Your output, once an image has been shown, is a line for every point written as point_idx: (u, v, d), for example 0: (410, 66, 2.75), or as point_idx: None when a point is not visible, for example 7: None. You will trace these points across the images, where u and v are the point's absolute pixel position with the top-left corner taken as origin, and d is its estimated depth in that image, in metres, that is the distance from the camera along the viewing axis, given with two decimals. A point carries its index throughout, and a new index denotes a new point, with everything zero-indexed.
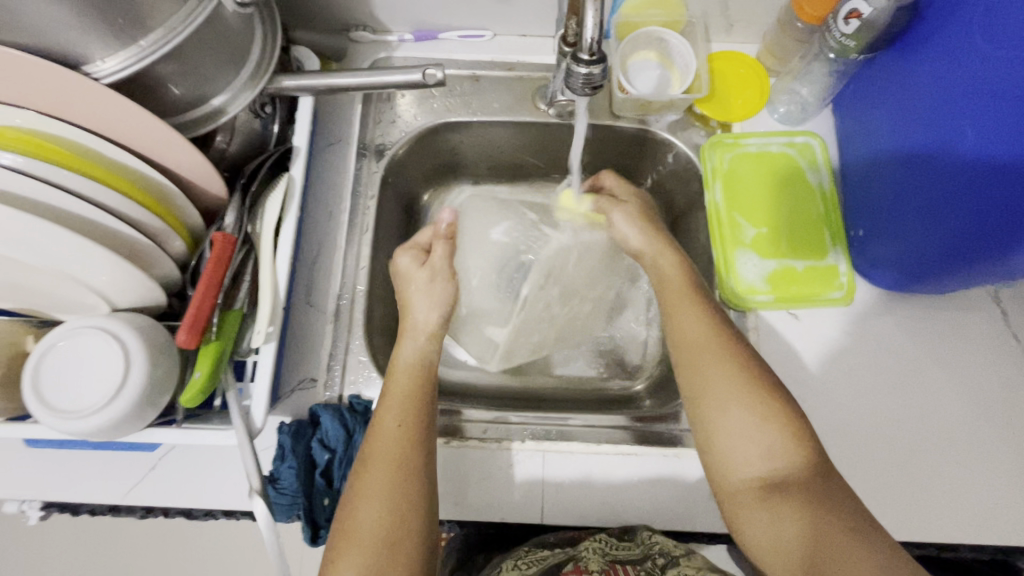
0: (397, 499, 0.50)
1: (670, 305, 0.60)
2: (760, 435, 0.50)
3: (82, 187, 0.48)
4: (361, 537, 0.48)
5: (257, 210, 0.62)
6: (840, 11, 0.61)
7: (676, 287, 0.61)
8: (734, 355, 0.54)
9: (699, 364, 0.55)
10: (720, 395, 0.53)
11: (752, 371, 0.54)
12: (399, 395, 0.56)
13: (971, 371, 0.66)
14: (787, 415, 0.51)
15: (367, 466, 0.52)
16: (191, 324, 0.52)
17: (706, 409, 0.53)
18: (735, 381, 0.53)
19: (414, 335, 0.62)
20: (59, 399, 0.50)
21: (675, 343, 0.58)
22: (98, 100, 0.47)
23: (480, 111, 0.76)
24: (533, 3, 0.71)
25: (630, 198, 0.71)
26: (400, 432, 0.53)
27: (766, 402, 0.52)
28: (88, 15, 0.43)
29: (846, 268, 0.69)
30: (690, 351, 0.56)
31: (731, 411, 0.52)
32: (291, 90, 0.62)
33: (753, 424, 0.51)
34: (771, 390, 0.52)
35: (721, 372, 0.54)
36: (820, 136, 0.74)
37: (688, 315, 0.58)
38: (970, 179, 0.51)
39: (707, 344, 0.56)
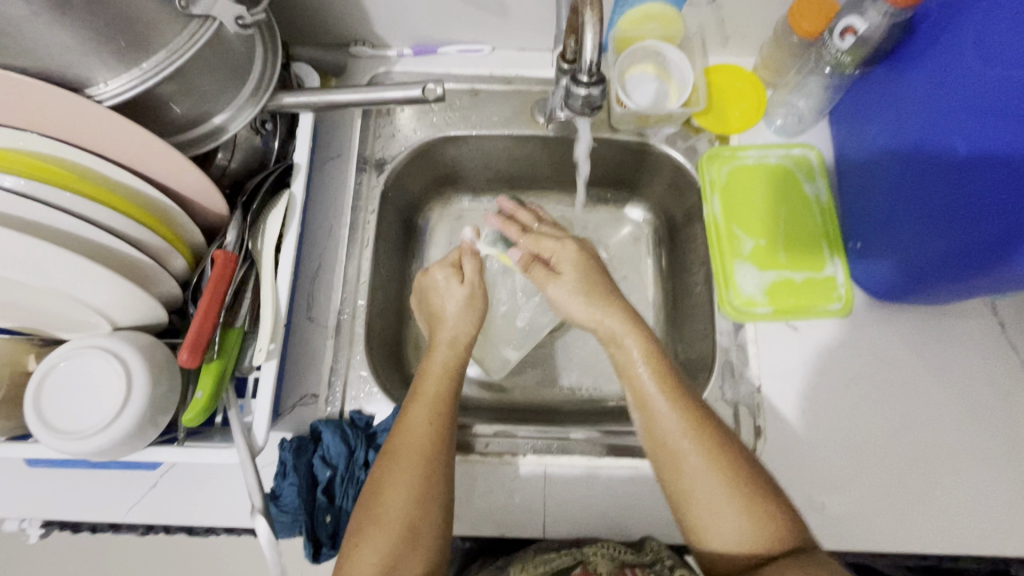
0: (420, 491, 0.50)
1: (640, 398, 0.55)
2: (748, 532, 0.48)
3: (84, 209, 0.48)
4: (384, 523, 0.49)
5: (258, 227, 0.62)
6: (836, 26, 0.62)
7: (645, 376, 0.56)
8: (716, 446, 0.51)
9: (680, 467, 0.51)
10: (707, 499, 0.50)
11: (732, 458, 0.51)
12: (430, 396, 0.56)
13: (969, 381, 0.66)
14: (771, 506, 0.49)
15: (394, 456, 0.52)
16: (193, 343, 0.52)
17: (693, 511, 0.50)
18: (722, 480, 0.50)
19: (446, 343, 0.61)
20: (60, 420, 0.50)
21: (649, 440, 0.54)
22: (100, 122, 0.48)
23: (479, 126, 0.76)
24: (531, 19, 0.72)
25: (569, 267, 0.64)
26: (428, 430, 0.53)
27: (748, 496, 0.49)
28: (91, 40, 0.43)
29: (844, 280, 0.69)
30: (665, 448, 0.52)
31: (720, 513, 0.49)
32: (291, 107, 0.63)
33: (739, 522, 0.48)
34: (752, 479, 0.50)
35: (703, 470, 0.50)
36: (816, 148, 0.74)
37: (660, 407, 0.53)
38: (966, 189, 0.52)
39: (684, 439, 0.51)
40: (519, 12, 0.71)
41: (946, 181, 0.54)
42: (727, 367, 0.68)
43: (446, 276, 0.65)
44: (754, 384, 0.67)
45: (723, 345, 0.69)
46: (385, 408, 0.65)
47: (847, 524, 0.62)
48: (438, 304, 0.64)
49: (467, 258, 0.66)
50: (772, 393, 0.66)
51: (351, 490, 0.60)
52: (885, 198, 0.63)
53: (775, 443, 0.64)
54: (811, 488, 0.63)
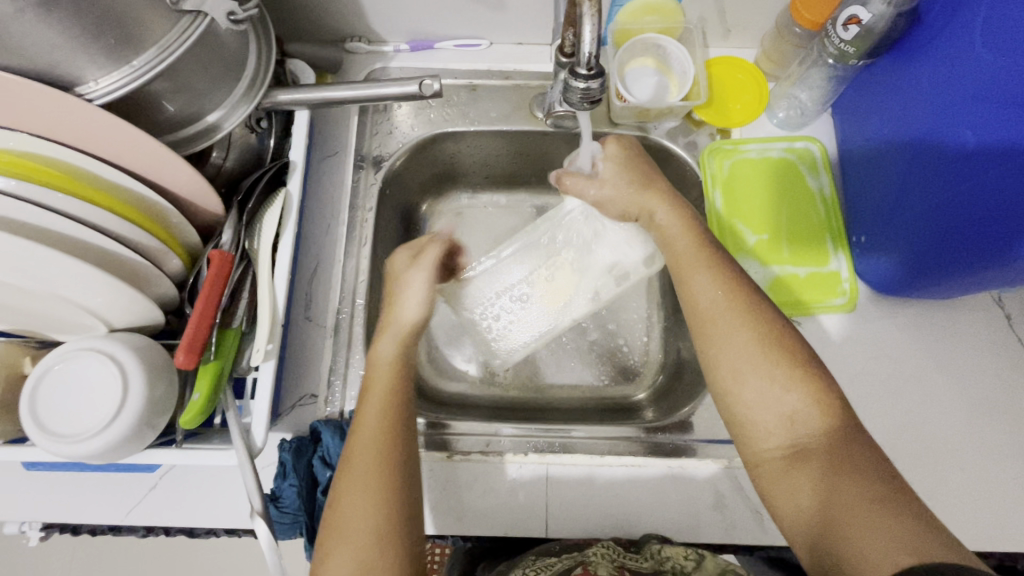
0: (379, 493, 0.48)
1: (680, 269, 0.58)
2: (782, 403, 0.49)
3: (77, 209, 0.47)
4: (345, 535, 0.46)
5: (254, 226, 0.61)
6: (838, 16, 0.61)
7: (686, 248, 0.59)
8: (755, 315, 0.53)
9: (715, 327, 0.54)
10: (738, 361, 0.51)
11: (775, 334, 0.52)
12: (379, 390, 0.54)
13: (975, 375, 0.66)
14: (814, 381, 0.49)
15: (349, 458, 0.50)
16: (189, 345, 0.51)
17: (724, 378, 0.52)
18: (757, 346, 0.51)
19: (398, 336, 0.60)
20: (58, 424, 0.50)
21: (688, 311, 0.56)
22: (93, 122, 0.47)
23: (477, 121, 0.75)
24: (528, 12, 0.70)
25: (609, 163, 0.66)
26: (380, 426, 0.52)
27: (786, 364, 0.50)
28: (80, 38, 0.43)
29: (848, 274, 0.68)
30: (704, 317, 0.55)
31: (753, 381, 0.50)
32: (287, 105, 0.62)
33: (774, 392, 0.49)
34: (795, 354, 0.51)
35: (742, 340, 0.52)
36: (819, 141, 0.73)
37: (699, 278, 0.56)
38: (976, 183, 0.51)
39: (723, 310, 0.54)
40: (517, 6, 0.70)
41: (953, 175, 0.53)
42: None
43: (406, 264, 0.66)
44: None
45: None
46: None
47: None
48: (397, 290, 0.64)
49: (432, 247, 0.67)
50: None
51: None
52: (888, 192, 0.62)
53: None
54: None
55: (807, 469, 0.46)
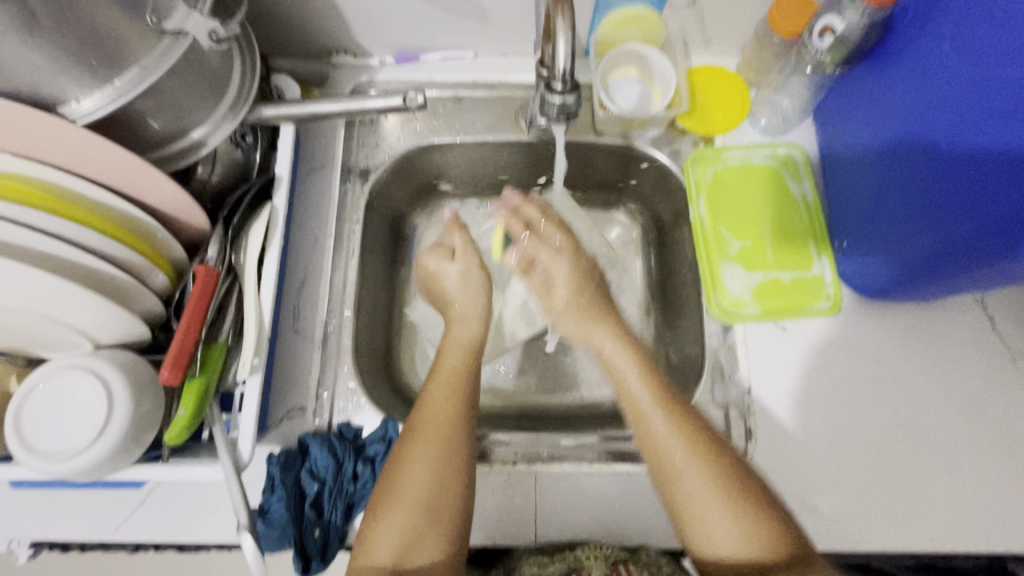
0: (439, 467, 0.52)
1: (633, 405, 0.56)
2: (753, 544, 0.48)
3: (60, 228, 0.48)
4: (403, 502, 0.50)
5: (240, 240, 0.61)
6: (814, 26, 0.62)
7: (637, 385, 0.56)
8: (713, 457, 0.51)
9: (674, 475, 0.51)
10: (700, 508, 0.49)
11: (722, 468, 0.50)
12: (449, 371, 0.58)
13: (960, 375, 0.66)
14: (764, 521, 0.48)
15: (415, 430, 0.54)
16: (174, 361, 0.51)
17: (691, 525, 0.50)
18: (715, 493, 0.49)
19: (463, 318, 0.65)
20: (44, 442, 0.50)
21: (646, 455, 0.54)
22: (76, 142, 0.47)
23: (463, 132, 0.76)
24: (512, 24, 0.71)
25: (564, 276, 0.67)
26: (448, 402, 0.56)
27: (741, 505, 0.49)
28: (62, 60, 0.43)
29: (832, 278, 0.69)
30: (660, 457, 0.52)
31: (719, 524, 0.49)
32: (272, 119, 0.63)
33: (740, 535, 0.48)
34: (744, 487, 0.50)
35: (701, 484, 0.50)
36: (801, 146, 0.74)
37: (656, 424, 0.53)
38: (951, 187, 0.51)
39: (682, 459, 0.51)
40: (500, 19, 0.71)
41: (933, 179, 0.53)
42: (717, 368, 0.68)
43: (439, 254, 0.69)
44: (744, 384, 0.66)
45: (712, 346, 0.69)
46: (374, 419, 0.65)
47: (842, 522, 0.61)
48: (443, 284, 0.68)
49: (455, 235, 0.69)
50: (762, 393, 0.66)
51: (339, 503, 0.59)
52: (868, 193, 0.63)
53: (767, 443, 0.64)
54: (805, 489, 0.62)
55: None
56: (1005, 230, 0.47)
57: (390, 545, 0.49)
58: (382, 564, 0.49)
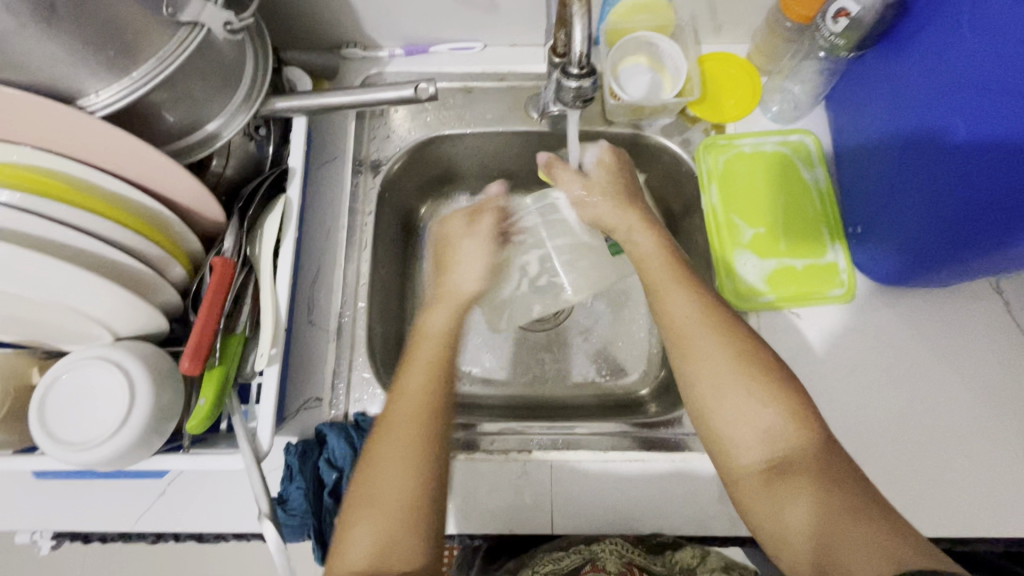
0: (415, 463, 0.49)
1: (654, 286, 0.59)
2: (765, 421, 0.50)
3: (81, 220, 0.48)
4: (375, 501, 0.48)
5: (256, 232, 0.62)
6: (827, 10, 0.61)
7: (657, 264, 0.60)
8: (726, 330, 0.54)
9: (689, 343, 0.54)
10: (717, 378, 0.52)
11: (746, 347, 0.53)
12: (422, 362, 0.55)
13: (976, 360, 0.66)
14: (782, 395, 0.50)
15: (386, 425, 0.51)
16: (194, 351, 0.52)
17: (701, 399, 0.52)
18: (731, 361, 0.52)
19: (438, 305, 0.61)
20: (67, 432, 0.50)
21: (664, 333, 0.57)
22: (96, 135, 0.48)
23: (474, 123, 0.76)
24: (521, 14, 0.71)
25: (601, 170, 0.69)
26: (421, 396, 0.53)
27: (758, 377, 0.51)
28: (81, 52, 0.44)
29: (845, 265, 0.69)
30: (678, 333, 0.55)
31: (730, 399, 0.51)
32: (285, 112, 0.63)
33: (753, 408, 0.50)
34: (764, 363, 0.52)
35: (721, 355, 0.52)
36: (813, 133, 0.74)
37: (673, 294, 0.57)
38: (965, 174, 0.51)
39: (697, 326, 0.55)
40: (510, 9, 0.70)
41: (945, 167, 0.53)
42: None
43: (461, 231, 0.69)
44: None
45: None
46: None
47: None
48: (455, 253, 0.67)
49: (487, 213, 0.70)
50: None
51: None
52: (883, 176, 0.62)
53: None
54: None
55: (793, 482, 0.47)
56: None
57: (364, 552, 0.46)
58: (357, 568, 0.46)
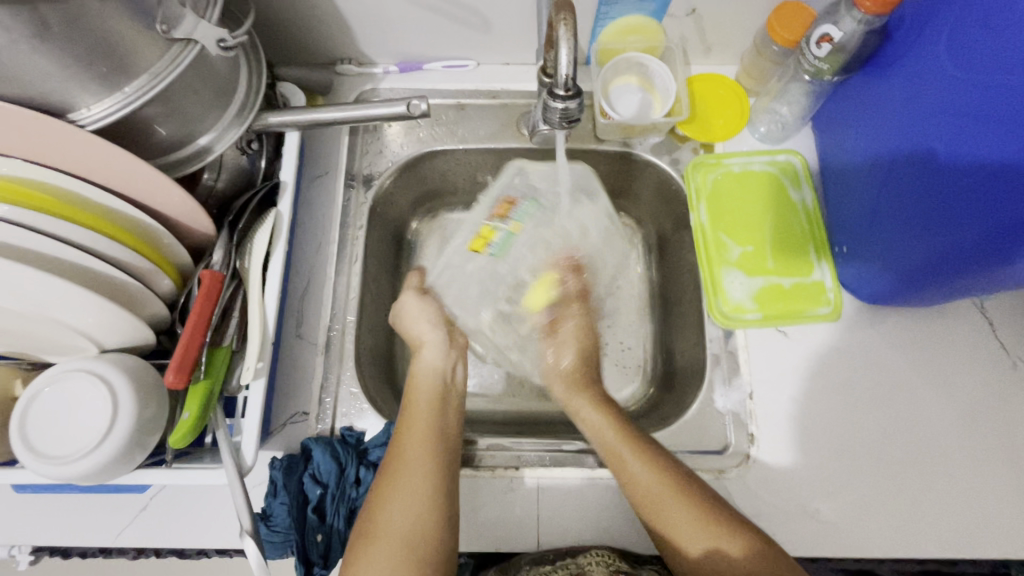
0: (433, 482, 0.53)
1: (582, 413, 0.63)
2: (698, 541, 0.52)
3: (69, 233, 0.48)
4: (400, 522, 0.50)
5: (245, 245, 0.62)
6: (811, 36, 0.63)
7: (614, 441, 0.59)
8: (690, 499, 0.54)
9: (660, 516, 0.54)
10: (693, 548, 0.52)
11: (678, 482, 0.55)
12: (422, 403, 0.60)
13: (961, 381, 0.66)
14: (750, 550, 0.50)
15: (398, 454, 0.55)
16: (179, 364, 0.52)
17: (681, 561, 0.52)
18: (702, 530, 0.52)
19: (435, 343, 0.67)
20: (49, 446, 0.50)
21: (631, 496, 0.56)
22: (86, 149, 0.48)
23: (466, 139, 0.77)
24: (514, 34, 0.72)
25: (569, 328, 0.69)
26: (426, 432, 0.57)
27: (724, 537, 0.51)
28: (73, 67, 0.44)
29: (832, 284, 0.69)
30: (645, 501, 0.55)
31: (671, 519, 0.53)
32: (277, 127, 0.63)
33: (729, 573, 0.50)
34: (726, 523, 0.52)
35: (684, 521, 0.53)
36: (800, 153, 0.75)
37: (633, 466, 0.56)
38: (957, 197, 0.51)
39: (661, 498, 0.54)
40: (502, 28, 0.72)
41: (935, 190, 0.54)
42: (718, 374, 0.68)
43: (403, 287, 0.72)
44: (745, 390, 0.67)
45: (714, 351, 0.69)
46: (375, 424, 0.65)
47: (844, 529, 0.61)
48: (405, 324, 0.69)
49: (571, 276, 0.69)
50: (764, 399, 0.66)
51: (342, 508, 0.59)
52: (867, 208, 0.63)
53: (769, 447, 0.64)
54: (807, 496, 0.62)
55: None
56: (1015, 233, 0.46)
57: None
58: None
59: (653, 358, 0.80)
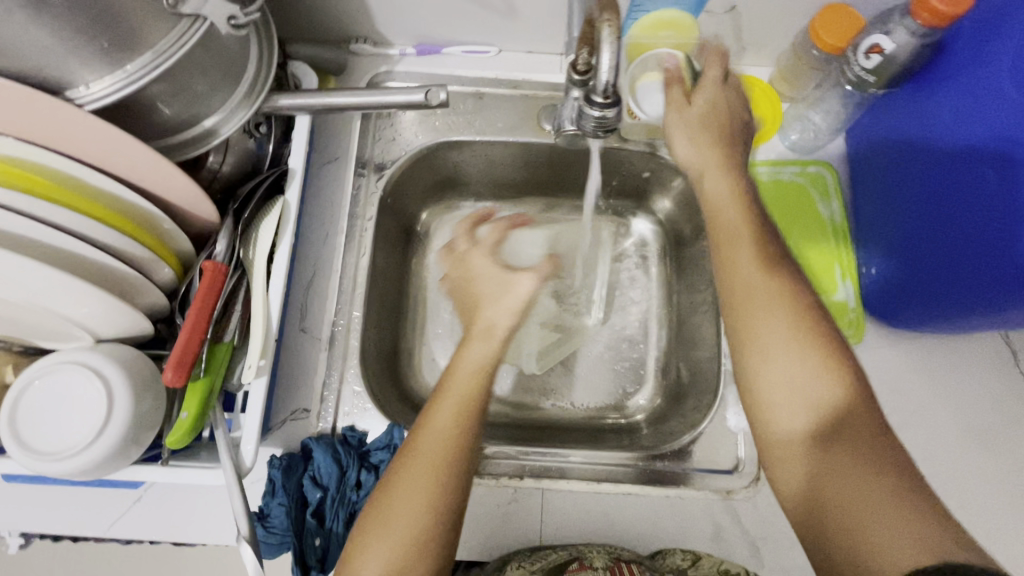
0: (438, 496, 0.45)
1: (720, 240, 0.53)
2: (808, 389, 0.46)
3: (64, 220, 0.45)
4: (392, 526, 0.44)
5: (250, 234, 0.59)
6: (860, 45, 0.59)
7: (736, 223, 0.53)
8: (799, 309, 0.49)
9: (752, 312, 0.49)
10: (773, 356, 0.48)
11: (787, 281, 0.50)
12: (458, 395, 0.48)
13: (980, 413, 0.65)
14: (836, 367, 0.47)
15: (407, 457, 0.46)
16: (178, 361, 0.49)
17: (751, 368, 0.49)
18: (795, 337, 0.48)
19: (488, 337, 0.51)
20: (36, 439, 0.48)
21: (725, 285, 0.52)
22: (85, 130, 0.45)
23: (484, 130, 0.73)
24: (541, 21, 0.68)
25: (703, 102, 0.58)
26: (453, 432, 0.47)
27: (817, 349, 0.47)
28: (74, 41, 0.41)
29: (856, 305, 0.67)
30: (739, 297, 0.50)
31: (781, 367, 0.47)
32: (288, 109, 0.60)
33: (805, 378, 0.46)
34: (829, 342, 0.47)
35: (782, 326, 0.48)
36: (831, 166, 0.72)
37: (741, 249, 0.51)
38: (977, 209, 0.51)
39: (763, 291, 0.49)
40: (529, 16, 0.68)
41: (970, 195, 0.52)
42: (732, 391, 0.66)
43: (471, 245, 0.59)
44: None
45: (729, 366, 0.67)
46: (379, 424, 0.63)
47: None
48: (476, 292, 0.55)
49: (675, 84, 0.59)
50: None
51: (342, 511, 0.58)
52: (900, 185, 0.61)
53: None
54: None
55: (844, 456, 0.43)
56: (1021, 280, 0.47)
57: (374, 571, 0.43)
58: None
59: (664, 367, 0.78)
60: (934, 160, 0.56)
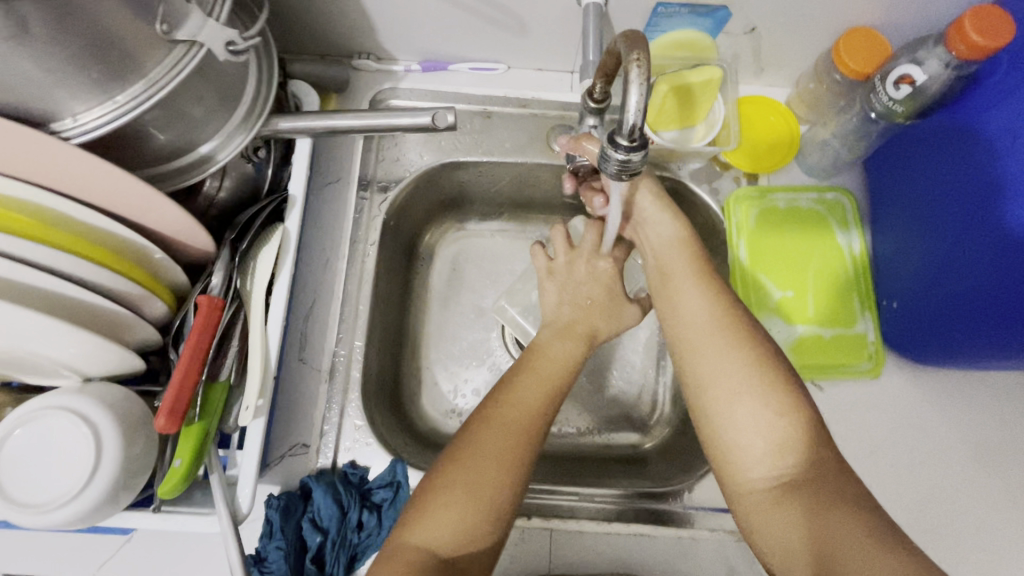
0: (513, 468, 0.46)
1: (669, 283, 0.55)
2: (768, 427, 0.46)
3: (49, 259, 0.43)
4: (472, 485, 0.44)
5: (249, 263, 0.56)
6: (889, 74, 0.58)
7: (681, 275, 0.55)
8: (752, 349, 0.49)
9: (701, 350, 0.50)
10: (727, 399, 0.48)
11: (736, 321, 0.50)
12: (544, 374, 0.52)
13: (1004, 453, 0.62)
14: (794, 408, 0.46)
15: (492, 423, 0.48)
16: (171, 408, 0.46)
17: (707, 417, 0.49)
18: (748, 378, 0.47)
19: (571, 332, 0.57)
20: (20, 488, 0.45)
21: (673, 330, 0.53)
22: (73, 163, 0.42)
23: (491, 151, 0.71)
24: (552, 40, 0.66)
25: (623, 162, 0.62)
26: (535, 406, 0.49)
27: (771, 390, 0.47)
28: (60, 71, 0.38)
29: (875, 338, 0.65)
30: (688, 340, 0.51)
31: (739, 410, 0.47)
32: (287, 133, 0.57)
33: (765, 420, 0.46)
34: (787, 382, 0.47)
35: (732, 365, 0.48)
36: (850, 193, 0.69)
37: (687, 291, 0.53)
38: (991, 222, 0.51)
39: (711, 332, 0.50)
40: (540, 34, 0.65)
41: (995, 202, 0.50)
42: None
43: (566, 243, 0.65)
44: None
45: None
46: (381, 460, 0.60)
47: None
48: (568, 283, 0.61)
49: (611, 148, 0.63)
50: None
51: (342, 555, 0.56)
52: (906, 204, 0.61)
53: None
54: None
55: (812, 494, 0.43)
56: None
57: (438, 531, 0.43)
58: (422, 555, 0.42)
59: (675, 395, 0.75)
60: (938, 177, 0.57)
